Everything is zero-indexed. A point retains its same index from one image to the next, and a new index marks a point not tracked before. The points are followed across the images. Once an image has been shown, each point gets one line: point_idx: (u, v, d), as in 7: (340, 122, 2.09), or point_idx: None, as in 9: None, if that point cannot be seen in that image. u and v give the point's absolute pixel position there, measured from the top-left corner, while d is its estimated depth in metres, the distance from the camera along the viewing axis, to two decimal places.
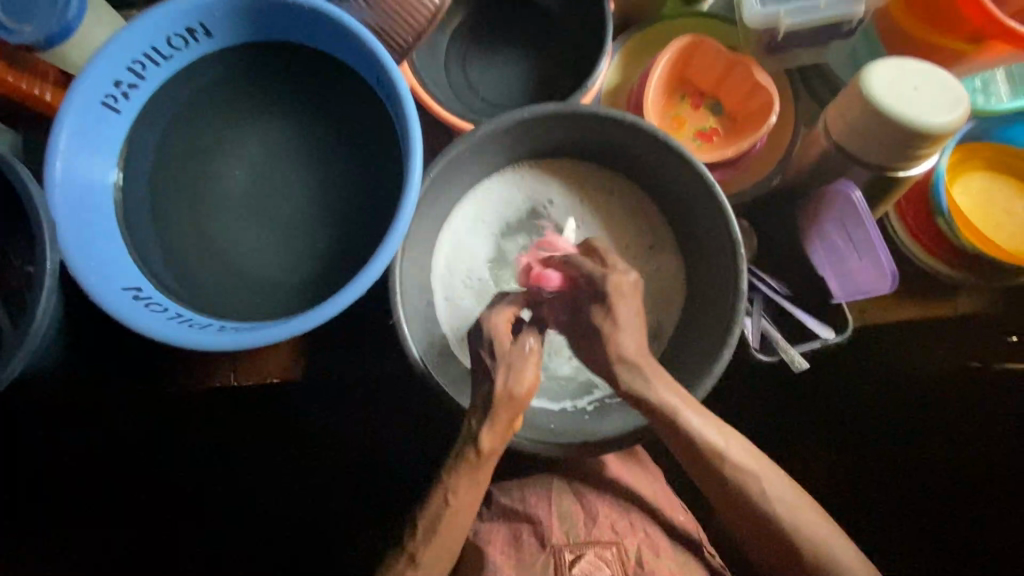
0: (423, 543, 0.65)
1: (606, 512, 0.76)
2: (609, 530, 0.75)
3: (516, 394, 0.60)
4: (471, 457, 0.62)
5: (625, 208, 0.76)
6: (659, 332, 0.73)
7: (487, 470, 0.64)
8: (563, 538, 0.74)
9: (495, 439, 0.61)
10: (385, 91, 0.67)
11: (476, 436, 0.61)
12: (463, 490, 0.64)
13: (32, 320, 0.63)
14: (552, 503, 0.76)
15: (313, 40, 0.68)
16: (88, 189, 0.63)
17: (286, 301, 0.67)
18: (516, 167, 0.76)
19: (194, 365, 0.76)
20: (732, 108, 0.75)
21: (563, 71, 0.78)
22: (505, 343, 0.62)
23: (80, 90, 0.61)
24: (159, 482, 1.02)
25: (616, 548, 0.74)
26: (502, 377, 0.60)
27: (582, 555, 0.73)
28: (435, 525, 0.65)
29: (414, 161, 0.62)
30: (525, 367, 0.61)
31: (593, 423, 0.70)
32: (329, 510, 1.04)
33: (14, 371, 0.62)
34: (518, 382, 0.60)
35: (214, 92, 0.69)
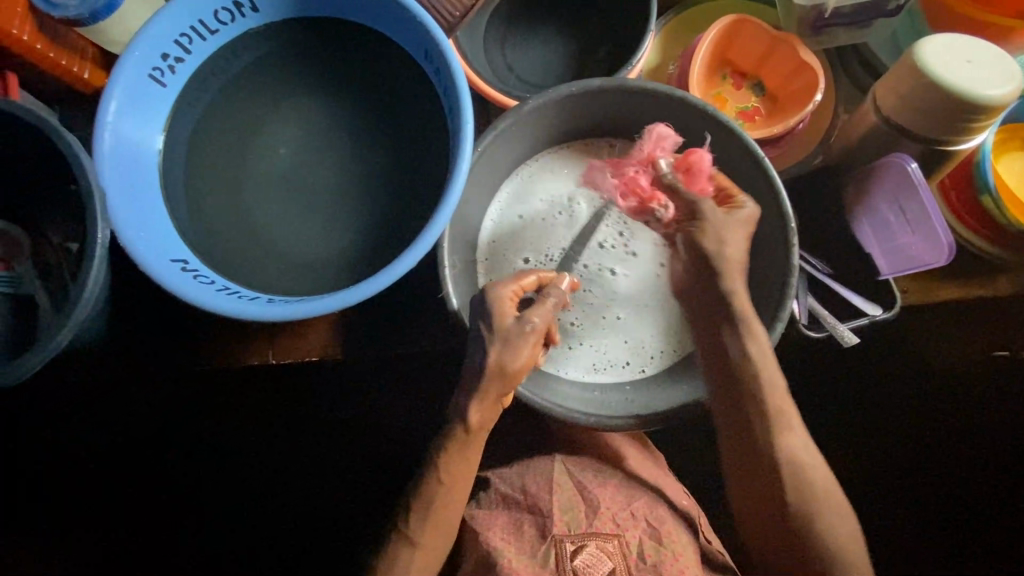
0: (417, 524, 0.67)
1: (607, 503, 0.76)
2: (610, 522, 0.75)
3: (509, 368, 0.60)
4: (460, 435, 0.64)
5: None
6: None
7: (477, 446, 0.65)
8: (564, 529, 0.73)
9: (483, 414, 0.62)
10: (432, 66, 0.66)
11: (463, 412, 0.62)
12: (454, 469, 0.65)
13: (83, 290, 0.60)
14: (554, 492, 0.76)
15: (358, 14, 0.69)
16: (136, 161, 0.64)
17: (329, 277, 0.67)
18: (563, 147, 0.77)
19: (227, 346, 0.73)
20: (773, 88, 0.76)
21: (604, 53, 0.79)
22: (507, 318, 0.61)
23: (129, 60, 0.62)
24: (162, 479, 1.05)
25: (618, 540, 0.73)
26: (496, 350, 0.59)
27: (585, 546, 0.72)
28: (427, 510, 0.67)
29: (465, 133, 0.62)
30: (522, 346, 0.60)
31: (637, 395, 0.68)
32: (333, 500, 1.05)
33: (58, 344, 0.59)
34: (512, 357, 0.59)
35: (256, 67, 0.69)
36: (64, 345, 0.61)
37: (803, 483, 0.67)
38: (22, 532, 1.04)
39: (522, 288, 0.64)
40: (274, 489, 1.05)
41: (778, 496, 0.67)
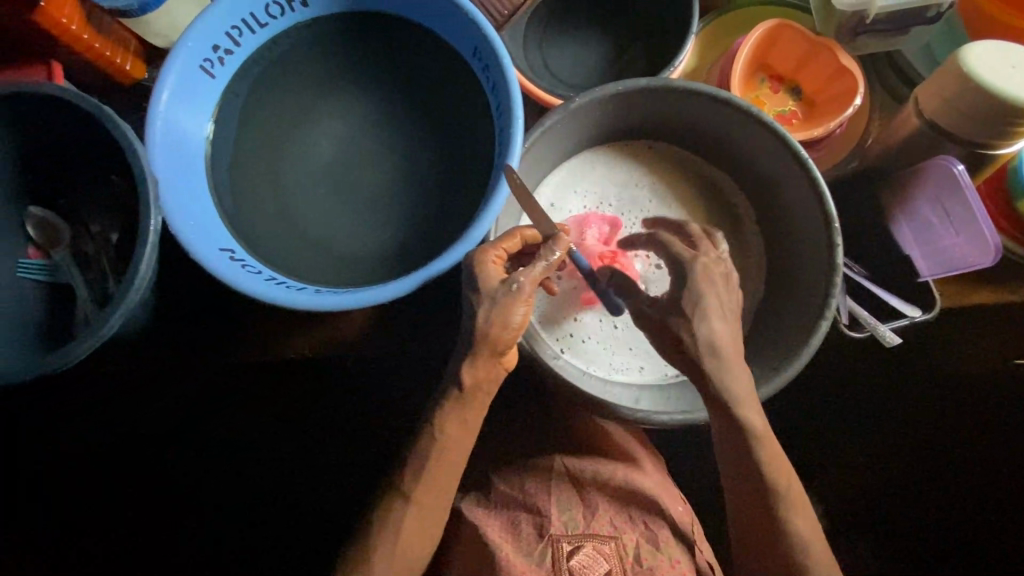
0: (415, 495, 0.66)
1: (605, 505, 0.76)
2: (608, 525, 0.75)
3: (499, 329, 0.60)
4: (454, 395, 0.63)
5: (705, 191, 0.78)
6: (744, 308, 0.75)
7: (476, 411, 0.65)
8: (562, 529, 0.74)
9: (477, 374, 0.62)
10: (480, 63, 0.67)
11: (458, 372, 0.62)
12: (450, 432, 0.65)
13: (134, 276, 0.59)
14: (553, 494, 0.76)
15: (405, 11, 0.69)
16: (186, 151, 0.64)
17: (372, 269, 0.67)
18: (603, 147, 0.78)
19: (265, 338, 0.73)
20: (811, 92, 0.77)
21: (643, 55, 0.80)
22: (492, 282, 0.60)
23: (182, 51, 0.62)
24: (161, 478, 1.05)
25: (615, 543, 0.74)
26: (482, 315, 0.59)
27: (580, 547, 0.73)
28: (425, 498, 0.66)
29: (515, 128, 0.62)
30: (510, 306, 0.59)
31: (668, 393, 0.70)
32: (332, 495, 1.05)
33: (114, 326, 0.59)
34: (503, 317, 0.59)
35: (301, 60, 0.70)
36: (116, 329, 0.61)
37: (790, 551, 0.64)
38: (23, 532, 1.05)
39: (505, 251, 0.63)
40: (274, 487, 1.06)
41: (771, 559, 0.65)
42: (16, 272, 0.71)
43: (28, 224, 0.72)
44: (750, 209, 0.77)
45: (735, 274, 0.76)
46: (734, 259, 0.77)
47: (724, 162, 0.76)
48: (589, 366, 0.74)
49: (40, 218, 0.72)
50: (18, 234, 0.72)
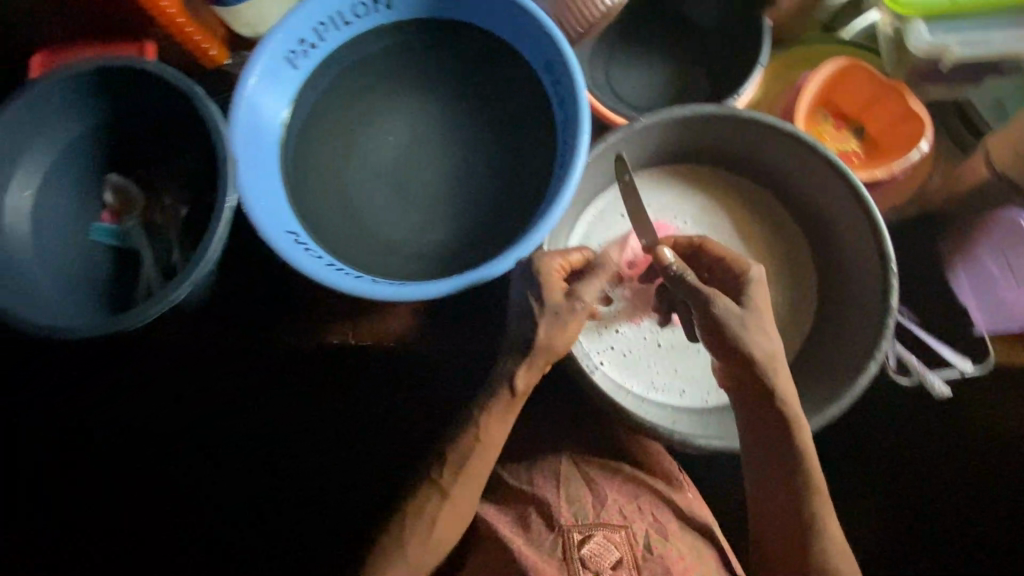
0: (452, 491, 0.67)
1: (614, 495, 0.75)
2: (618, 514, 0.73)
3: (557, 344, 0.63)
4: (506, 396, 0.65)
5: (765, 223, 0.77)
6: (790, 343, 0.73)
7: (516, 413, 0.67)
8: (571, 519, 0.72)
9: (529, 380, 0.64)
10: (551, 77, 0.69)
11: (510, 376, 0.64)
12: (492, 435, 0.66)
13: (204, 249, 0.63)
14: (561, 485, 0.75)
15: (483, 21, 0.72)
16: (263, 135, 0.68)
17: (426, 265, 0.69)
18: (667, 168, 0.77)
19: (311, 323, 0.75)
20: (874, 134, 0.77)
21: (707, 83, 0.81)
22: (554, 296, 0.63)
23: (272, 41, 0.66)
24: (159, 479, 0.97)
25: (626, 532, 0.72)
26: (545, 327, 0.62)
27: (592, 535, 0.71)
28: (458, 501, 0.67)
29: (580, 141, 0.64)
30: (569, 321, 0.62)
31: (708, 422, 0.70)
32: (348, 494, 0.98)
33: (180, 296, 0.63)
34: (558, 332, 0.62)
35: (377, 59, 0.73)
36: (183, 297, 0.64)
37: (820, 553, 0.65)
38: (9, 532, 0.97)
39: (568, 261, 0.66)
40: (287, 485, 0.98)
41: (801, 560, 0.65)
42: (89, 234, 0.73)
43: (105, 190, 0.74)
44: (804, 243, 0.76)
45: (788, 308, 0.74)
46: (788, 292, 0.75)
47: (782, 193, 0.76)
48: (628, 381, 0.74)
49: (117, 184, 0.74)
50: (93, 198, 0.74)
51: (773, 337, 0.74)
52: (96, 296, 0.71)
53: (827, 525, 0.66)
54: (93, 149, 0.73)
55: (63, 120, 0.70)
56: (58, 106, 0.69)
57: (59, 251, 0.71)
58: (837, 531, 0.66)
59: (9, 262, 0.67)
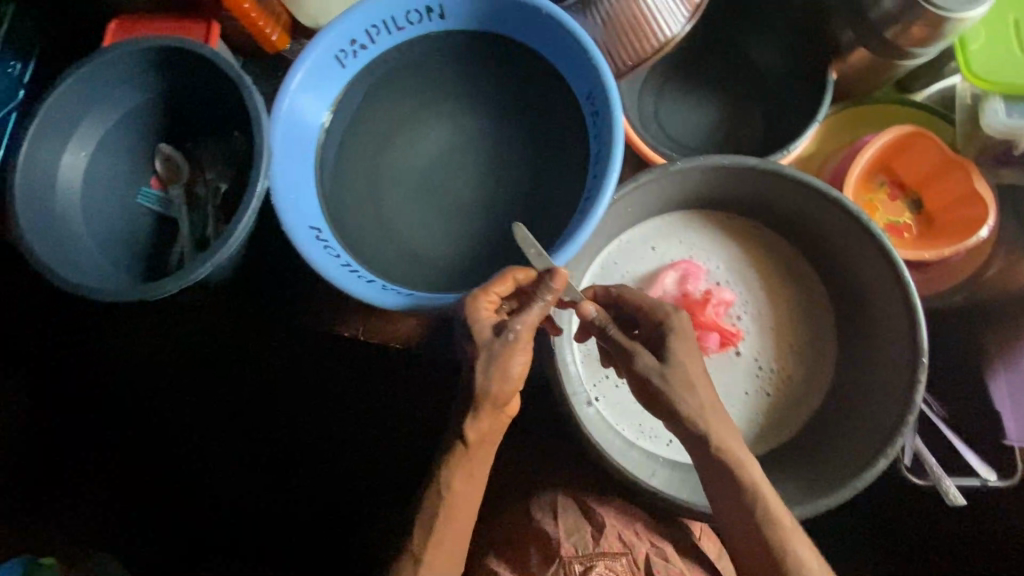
0: (426, 553, 0.63)
1: (612, 521, 0.70)
2: (617, 541, 0.68)
3: (499, 388, 0.58)
4: (459, 447, 0.61)
5: (793, 285, 0.72)
6: (795, 420, 0.70)
7: (483, 458, 0.63)
8: (572, 550, 0.67)
9: (480, 426, 0.60)
10: (592, 106, 0.67)
11: (461, 428, 0.60)
12: (460, 481, 0.62)
13: (228, 233, 0.64)
14: (558, 516, 0.70)
15: (533, 42, 0.71)
16: (303, 128, 0.69)
17: (439, 277, 0.70)
18: (705, 212, 0.74)
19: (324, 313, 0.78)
20: (932, 209, 0.72)
21: (760, 131, 0.77)
22: (486, 334, 0.57)
23: (324, 39, 0.67)
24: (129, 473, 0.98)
25: (628, 559, 0.67)
26: (483, 374, 0.57)
27: (592, 568, 0.66)
28: (433, 565, 0.64)
29: (610, 178, 0.62)
30: (508, 359, 0.57)
31: (683, 476, 0.67)
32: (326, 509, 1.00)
33: (198, 276, 0.65)
34: (504, 371, 0.57)
35: (424, 66, 0.73)
36: (203, 276, 0.66)
37: None
38: None
39: (496, 297, 0.58)
40: (278, 487, 1.00)
41: None
42: (135, 197, 0.77)
43: (156, 159, 0.78)
44: (830, 320, 0.71)
45: (804, 379, 0.70)
46: (804, 362, 0.71)
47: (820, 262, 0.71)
48: (615, 420, 0.73)
49: (168, 156, 0.77)
50: (144, 164, 0.78)
51: (780, 409, 0.70)
52: (133, 259, 0.75)
53: None
54: (148, 120, 0.77)
55: (124, 88, 0.73)
56: (120, 75, 0.72)
57: (105, 212, 0.75)
58: None
59: (56, 216, 0.70)
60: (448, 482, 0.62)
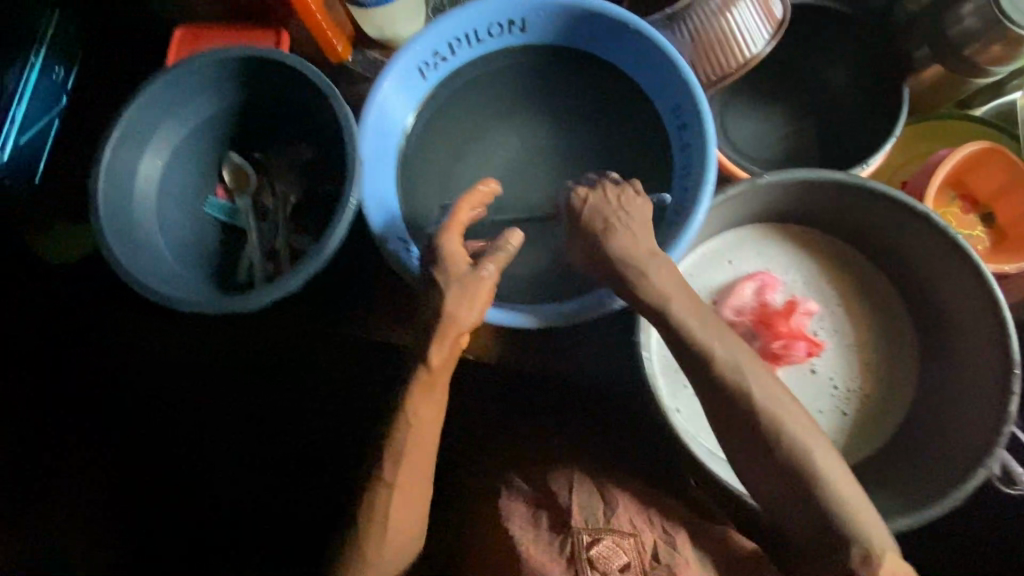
0: (398, 480, 0.59)
1: (625, 503, 0.66)
2: (627, 521, 0.64)
3: (460, 315, 0.57)
4: (422, 374, 0.58)
5: (869, 297, 0.74)
6: (872, 435, 0.71)
7: (443, 390, 0.60)
8: (582, 522, 0.63)
9: (444, 355, 0.57)
10: (676, 119, 0.68)
11: (423, 351, 0.57)
12: (422, 412, 0.59)
13: (320, 245, 0.63)
14: (572, 489, 0.66)
15: (613, 54, 0.71)
16: (387, 141, 0.70)
17: (523, 291, 0.70)
18: (780, 225, 0.75)
19: None
20: (1005, 223, 0.73)
21: (825, 143, 0.78)
22: (457, 263, 0.58)
23: (410, 51, 0.67)
24: (130, 471, 0.98)
25: (634, 539, 0.62)
26: (452, 298, 0.57)
27: (600, 540, 0.62)
28: (405, 500, 0.60)
29: (704, 192, 0.63)
30: (479, 293, 0.58)
31: None
32: (337, 511, 0.96)
33: (291, 288, 0.64)
34: (470, 306, 0.57)
35: (502, 78, 0.73)
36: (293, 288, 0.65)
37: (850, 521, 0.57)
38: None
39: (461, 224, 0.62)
40: (284, 486, 0.96)
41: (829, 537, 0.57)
42: (203, 207, 0.76)
43: (224, 167, 0.77)
44: (908, 334, 0.73)
45: (880, 391, 0.72)
46: (881, 373, 0.72)
47: (901, 281, 0.73)
48: (697, 431, 0.72)
49: (237, 165, 0.77)
50: (211, 172, 0.77)
51: (859, 420, 0.71)
52: (205, 268, 0.75)
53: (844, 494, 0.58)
54: (220, 129, 0.76)
55: (199, 96, 0.72)
56: (197, 83, 0.70)
57: (177, 221, 0.74)
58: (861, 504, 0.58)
59: (134, 227, 0.69)
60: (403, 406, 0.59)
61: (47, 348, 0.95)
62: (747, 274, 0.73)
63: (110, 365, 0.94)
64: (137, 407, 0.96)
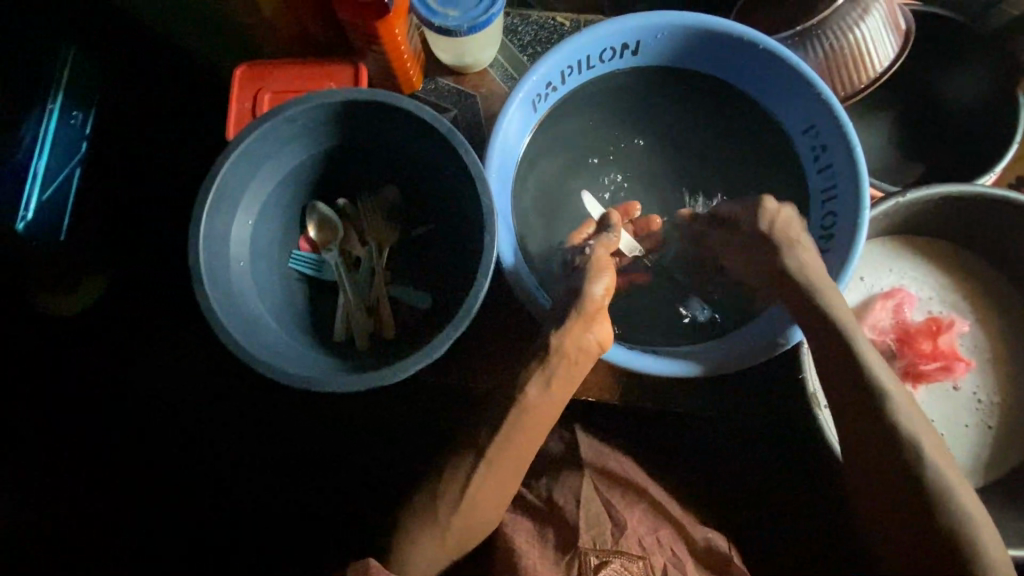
0: (491, 453, 0.58)
1: (633, 521, 0.63)
2: (636, 543, 0.61)
3: (590, 292, 0.60)
4: (540, 356, 0.59)
5: (997, 311, 0.72)
6: (1011, 449, 0.69)
7: (568, 378, 0.60)
8: (589, 542, 0.60)
9: (567, 336, 0.58)
10: (809, 141, 0.65)
11: (545, 334, 0.59)
12: (536, 396, 0.59)
13: (466, 303, 0.57)
14: (580, 504, 0.63)
15: (730, 74, 0.67)
16: (506, 183, 0.65)
17: (656, 330, 0.67)
18: (908, 239, 0.73)
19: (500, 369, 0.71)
20: None
21: (916, 155, 0.82)
22: (572, 250, 0.65)
23: (527, 84, 0.63)
24: (130, 470, 0.89)
25: (643, 563, 0.60)
26: (584, 277, 0.61)
27: (608, 564, 0.58)
28: (491, 475, 0.59)
29: (863, 217, 0.60)
30: (599, 269, 0.61)
31: None
32: (337, 511, 0.88)
33: (441, 352, 0.57)
34: (592, 283, 0.60)
35: (614, 108, 0.70)
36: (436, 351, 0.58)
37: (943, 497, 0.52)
38: None
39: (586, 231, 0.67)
40: (284, 486, 0.89)
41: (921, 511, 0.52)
42: (288, 262, 0.70)
43: (309, 220, 0.71)
44: None
45: (1012, 408, 0.70)
46: (1016, 389, 0.70)
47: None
48: None
49: (323, 215, 0.70)
50: (293, 223, 0.70)
51: (1000, 437, 0.69)
52: (305, 331, 0.68)
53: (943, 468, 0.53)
54: (307, 177, 0.69)
55: (289, 145, 0.65)
56: (289, 131, 0.64)
57: (266, 280, 0.67)
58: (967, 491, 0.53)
59: (235, 297, 0.62)
60: (523, 384, 0.59)
61: (47, 349, 0.89)
62: (882, 291, 0.71)
63: (112, 366, 0.89)
64: (137, 408, 0.89)
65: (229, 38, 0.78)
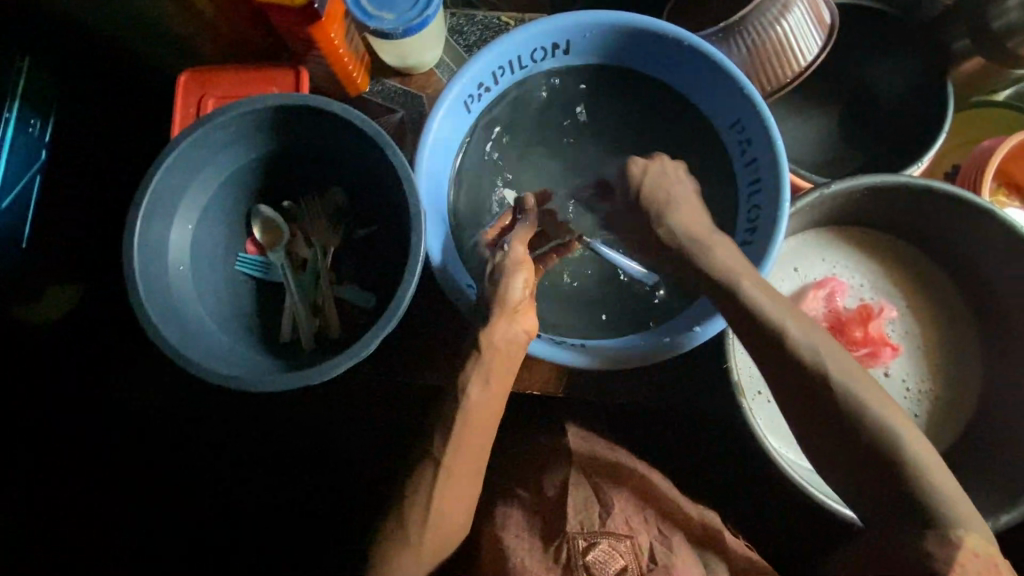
0: (447, 461, 0.57)
1: (620, 504, 0.66)
2: (623, 523, 0.64)
3: (507, 296, 0.58)
4: (470, 353, 0.58)
5: (931, 295, 0.74)
6: (945, 424, 0.71)
7: (498, 374, 0.59)
8: (577, 525, 0.63)
9: (493, 333, 0.58)
10: (736, 134, 0.67)
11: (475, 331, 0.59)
12: (478, 391, 0.59)
13: (393, 300, 0.59)
14: (567, 490, 0.66)
15: (660, 70, 0.69)
16: (438, 182, 0.67)
17: (588, 323, 0.68)
18: (840, 229, 0.74)
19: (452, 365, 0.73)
20: None
21: (858, 143, 0.82)
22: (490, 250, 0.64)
23: (456, 86, 0.64)
24: (129, 470, 0.91)
25: (631, 542, 0.63)
26: (501, 276, 0.59)
27: (596, 543, 0.62)
28: (451, 483, 0.58)
29: (783, 208, 0.61)
30: (515, 269, 0.59)
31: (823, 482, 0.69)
32: (333, 508, 0.90)
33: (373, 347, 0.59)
34: (507, 286, 0.59)
35: (550, 105, 0.71)
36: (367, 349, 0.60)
37: (871, 426, 0.48)
38: None
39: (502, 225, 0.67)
40: (282, 484, 0.91)
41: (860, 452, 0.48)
42: (235, 265, 0.71)
43: (254, 222, 0.72)
44: (968, 326, 0.73)
45: (948, 388, 0.72)
46: (952, 368, 0.72)
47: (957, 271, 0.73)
48: (772, 434, 0.71)
49: (266, 217, 0.71)
50: (238, 227, 0.72)
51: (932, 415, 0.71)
52: (253, 335, 0.69)
53: (864, 398, 0.49)
54: (249, 180, 0.71)
55: (226, 151, 0.67)
56: (227, 135, 0.65)
57: (212, 283, 0.68)
58: (891, 407, 0.49)
59: (172, 299, 0.64)
60: (463, 383, 0.58)
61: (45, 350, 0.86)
62: (815, 281, 0.73)
63: None
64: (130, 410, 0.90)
65: (183, 53, 0.79)
